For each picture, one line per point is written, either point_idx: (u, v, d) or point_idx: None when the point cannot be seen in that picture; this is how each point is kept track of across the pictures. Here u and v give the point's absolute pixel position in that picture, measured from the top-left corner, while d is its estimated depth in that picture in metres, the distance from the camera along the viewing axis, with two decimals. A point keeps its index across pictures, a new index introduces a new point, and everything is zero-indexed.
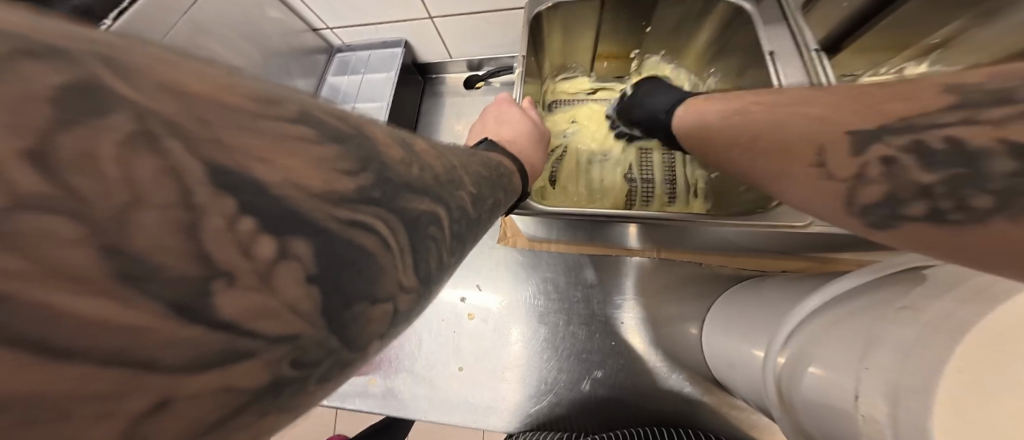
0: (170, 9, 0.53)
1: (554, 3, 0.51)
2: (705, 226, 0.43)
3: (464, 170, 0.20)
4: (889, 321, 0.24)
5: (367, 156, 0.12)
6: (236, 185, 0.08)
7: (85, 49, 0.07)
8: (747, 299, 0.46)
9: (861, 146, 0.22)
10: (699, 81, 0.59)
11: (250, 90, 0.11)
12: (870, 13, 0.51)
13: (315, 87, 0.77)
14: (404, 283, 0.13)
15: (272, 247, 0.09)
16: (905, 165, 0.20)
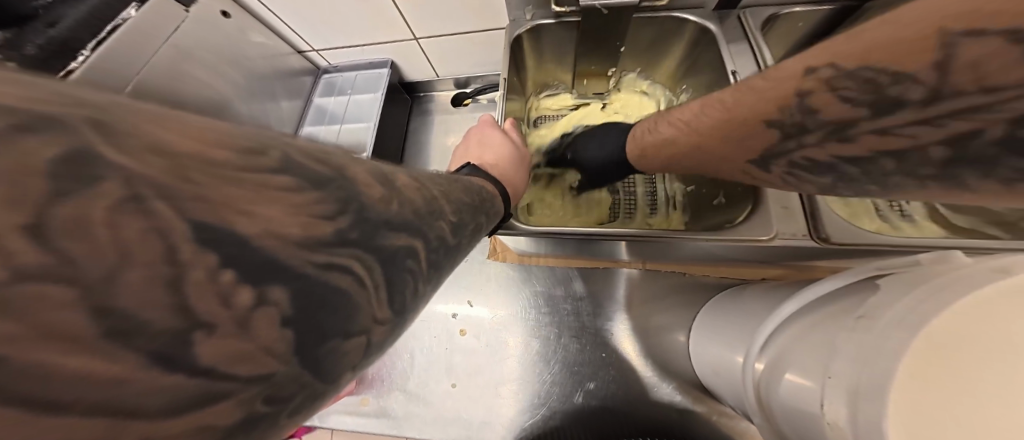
0: (152, 34, 0.53)
1: (532, 25, 0.54)
2: (681, 240, 0.45)
3: (444, 199, 0.21)
4: (849, 328, 0.26)
5: (347, 198, 0.13)
6: (218, 239, 0.09)
7: (78, 114, 0.08)
8: (728, 307, 0.48)
9: (767, 168, 0.34)
10: (675, 96, 0.62)
11: (236, 139, 0.11)
12: (819, 35, 0.55)
13: (302, 108, 0.78)
14: (379, 316, 0.13)
15: (250, 294, 0.09)
16: (801, 174, 0.32)
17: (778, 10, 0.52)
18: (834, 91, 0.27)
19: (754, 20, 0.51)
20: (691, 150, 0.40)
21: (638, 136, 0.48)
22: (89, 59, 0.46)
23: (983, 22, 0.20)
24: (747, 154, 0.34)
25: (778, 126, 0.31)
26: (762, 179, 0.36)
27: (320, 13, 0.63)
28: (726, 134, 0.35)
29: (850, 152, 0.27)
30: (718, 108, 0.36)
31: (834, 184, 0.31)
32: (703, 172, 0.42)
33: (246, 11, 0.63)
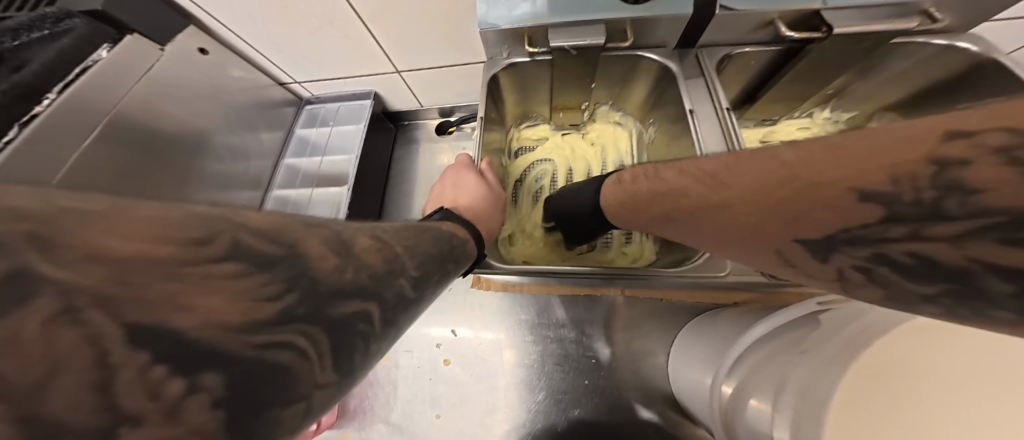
0: (126, 70, 0.52)
1: (508, 63, 0.57)
2: (662, 277, 0.45)
3: (406, 253, 0.22)
4: (795, 364, 0.30)
5: (296, 275, 0.14)
6: (152, 335, 0.09)
7: (17, 231, 0.08)
8: (697, 330, 0.51)
9: (825, 257, 0.22)
10: (643, 128, 0.66)
11: (183, 228, 0.12)
12: (768, 74, 0.56)
13: (284, 139, 0.79)
14: (323, 381, 0.14)
15: (181, 383, 0.10)
16: (884, 273, 0.20)
17: (731, 50, 0.53)
18: (1014, 167, 0.15)
19: (711, 61, 0.53)
20: (715, 208, 0.29)
21: (639, 183, 0.40)
22: (55, 103, 0.44)
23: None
24: (799, 229, 0.23)
25: (882, 203, 0.18)
26: (801, 268, 0.25)
27: (301, 49, 0.65)
28: (774, 193, 0.24)
29: (1007, 262, 0.15)
30: (772, 162, 0.25)
31: (925, 299, 0.19)
32: (723, 242, 0.30)
33: (225, 48, 0.64)
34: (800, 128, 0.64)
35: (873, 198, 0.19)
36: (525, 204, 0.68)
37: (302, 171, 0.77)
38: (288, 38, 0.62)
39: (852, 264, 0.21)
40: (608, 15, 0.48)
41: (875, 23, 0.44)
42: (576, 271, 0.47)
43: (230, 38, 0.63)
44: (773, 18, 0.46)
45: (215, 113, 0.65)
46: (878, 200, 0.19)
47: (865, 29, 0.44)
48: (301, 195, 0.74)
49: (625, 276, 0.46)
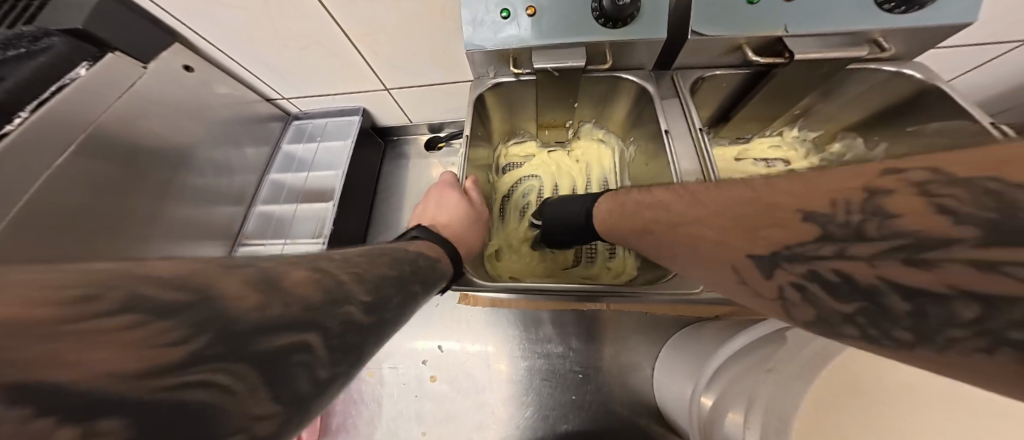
0: (110, 85, 0.51)
1: (494, 83, 0.59)
2: (647, 294, 0.46)
3: (352, 280, 0.23)
4: (763, 380, 0.32)
5: (210, 317, 0.13)
6: (32, 389, 0.08)
7: None
8: (678, 343, 0.53)
9: (769, 271, 0.22)
10: (625, 146, 0.69)
11: (68, 283, 0.11)
12: (739, 95, 0.60)
13: (270, 154, 0.78)
14: (263, 412, 0.13)
15: (74, 432, 0.08)
16: (817, 293, 0.20)
17: (703, 73, 0.56)
18: (929, 199, 0.16)
19: (686, 82, 0.56)
20: (687, 222, 0.30)
21: (629, 199, 0.40)
22: (27, 121, 0.43)
23: (988, 171, 0.15)
24: (752, 245, 0.23)
25: (820, 222, 0.20)
26: (750, 286, 0.24)
27: (290, 66, 0.66)
28: (737, 213, 0.25)
29: (907, 280, 0.16)
30: (745, 189, 0.26)
31: (845, 319, 0.19)
32: (685, 256, 0.30)
33: (211, 65, 0.64)
34: (771, 146, 0.68)
35: (812, 219, 0.20)
36: (509, 219, 0.70)
37: (286, 187, 0.77)
38: (277, 54, 0.62)
39: (790, 280, 0.21)
40: (589, 38, 0.50)
41: (837, 50, 0.47)
42: (557, 289, 0.47)
43: (218, 57, 0.63)
44: (741, 44, 0.49)
45: (199, 130, 0.64)
46: (816, 222, 0.20)
47: (825, 56, 0.47)
48: (285, 210, 0.74)
49: (606, 295, 0.47)
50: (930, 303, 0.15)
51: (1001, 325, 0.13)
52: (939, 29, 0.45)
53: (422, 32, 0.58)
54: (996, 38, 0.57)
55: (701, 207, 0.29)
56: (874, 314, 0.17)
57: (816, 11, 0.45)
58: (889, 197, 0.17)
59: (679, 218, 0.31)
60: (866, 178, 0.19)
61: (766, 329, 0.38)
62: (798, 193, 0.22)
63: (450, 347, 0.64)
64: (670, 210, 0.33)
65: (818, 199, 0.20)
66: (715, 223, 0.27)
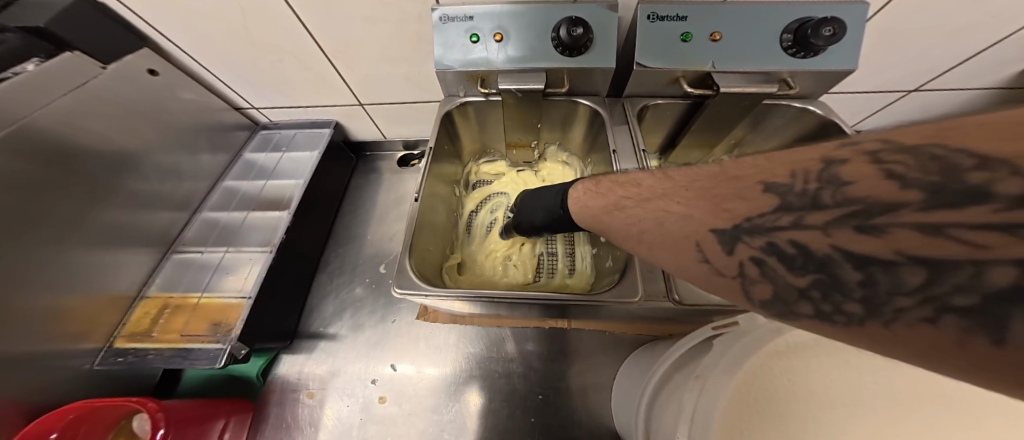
0: (62, 82, 0.52)
1: (462, 101, 0.63)
2: (606, 304, 0.45)
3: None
4: (691, 388, 0.35)
5: None
6: None
7: None
8: (638, 362, 0.54)
9: (730, 247, 0.20)
10: (584, 167, 0.72)
11: None
12: (683, 122, 0.66)
13: (228, 162, 0.78)
14: None
15: None
16: (774, 267, 0.18)
17: (648, 101, 0.62)
18: (878, 167, 0.15)
19: (632, 108, 0.62)
20: (654, 198, 0.27)
21: (607, 180, 0.38)
22: None
23: (919, 138, 0.14)
24: (720, 219, 0.21)
25: (781, 192, 0.18)
26: (714, 266, 0.21)
27: (263, 78, 0.68)
28: (700, 187, 0.24)
29: (856, 247, 0.14)
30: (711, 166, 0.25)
31: (800, 294, 0.17)
32: (644, 235, 0.27)
33: (179, 70, 0.65)
34: None
35: (773, 189, 0.19)
36: (472, 232, 0.70)
37: (240, 194, 0.75)
38: (251, 66, 0.65)
39: (750, 255, 0.19)
40: (549, 64, 0.55)
41: (757, 85, 0.54)
42: (509, 295, 0.46)
43: (188, 63, 0.65)
44: (678, 76, 0.56)
45: (156, 135, 0.64)
46: (776, 192, 0.18)
47: (747, 89, 0.54)
48: (233, 218, 0.72)
49: (561, 300, 0.46)
50: (880, 269, 0.14)
51: (948, 291, 0.11)
52: (828, 71, 0.53)
53: (398, 53, 0.62)
54: (885, 86, 0.68)
55: (670, 184, 0.27)
56: (827, 286, 0.16)
57: (738, 51, 0.53)
58: (845, 167, 0.16)
59: (650, 194, 0.28)
60: (825, 150, 0.18)
61: (696, 337, 0.41)
62: (773, 161, 0.20)
63: (403, 367, 0.64)
64: (640, 183, 0.32)
65: (777, 169, 0.19)
66: (679, 194, 0.25)
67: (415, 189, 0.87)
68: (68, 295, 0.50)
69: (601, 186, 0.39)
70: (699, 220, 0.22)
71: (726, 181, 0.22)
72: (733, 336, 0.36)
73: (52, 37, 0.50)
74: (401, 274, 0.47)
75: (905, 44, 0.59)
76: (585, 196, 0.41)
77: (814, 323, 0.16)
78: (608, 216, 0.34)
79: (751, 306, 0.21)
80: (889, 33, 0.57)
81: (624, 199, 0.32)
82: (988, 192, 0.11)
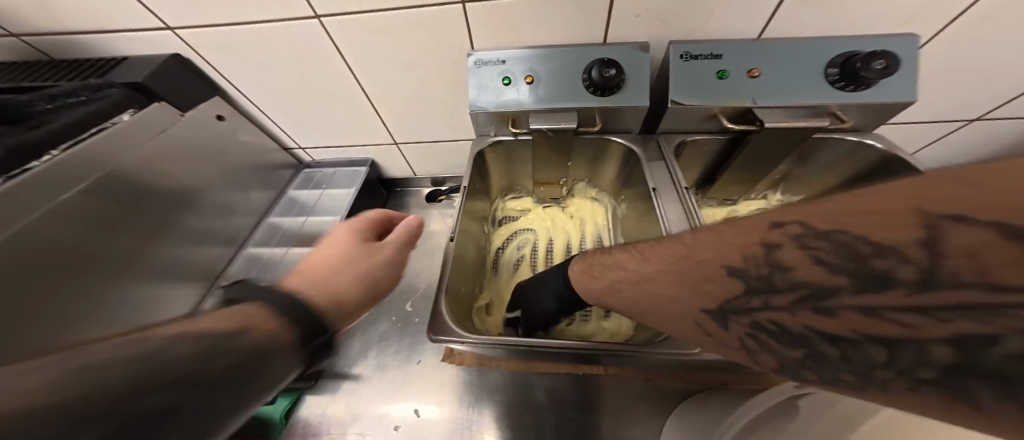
0: (145, 128, 0.57)
1: (495, 140, 0.64)
2: (650, 354, 0.41)
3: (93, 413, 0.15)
4: None
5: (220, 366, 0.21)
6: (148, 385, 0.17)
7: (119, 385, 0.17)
8: (689, 417, 0.48)
9: (724, 324, 0.23)
10: (617, 204, 0.71)
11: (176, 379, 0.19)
12: (723, 157, 0.64)
13: (274, 198, 0.82)
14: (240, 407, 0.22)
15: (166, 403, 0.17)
16: (767, 341, 0.21)
17: (685, 137, 0.61)
18: (807, 251, 0.18)
19: (670, 145, 0.60)
20: (641, 282, 0.29)
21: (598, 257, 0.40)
22: (54, 160, 0.47)
23: (835, 223, 0.17)
24: (705, 300, 0.24)
25: (743, 277, 0.21)
26: (716, 339, 0.24)
27: (312, 120, 0.73)
28: (675, 273, 0.26)
29: (823, 326, 0.17)
30: (674, 244, 0.27)
31: (800, 363, 0.20)
32: (649, 313, 0.30)
33: (242, 116, 0.72)
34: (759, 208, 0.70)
35: (737, 274, 0.21)
36: (499, 270, 0.69)
37: (282, 230, 0.79)
38: (304, 109, 0.71)
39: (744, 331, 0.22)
40: (581, 104, 0.55)
41: (801, 120, 0.52)
42: (542, 342, 0.44)
43: (249, 108, 0.71)
44: (716, 112, 0.55)
45: (213, 173, 0.69)
46: (740, 275, 0.21)
47: (793, 124, 0.52)
48: (274, 254, 0.74)
49: (600, 350, 0.43)
50: (850, 346, 0.16)
51: (912, 365, 0.14)
52: (887, 105, 0.50)
53: (434, 95, 0.66)
54: (949, 116, 0.64)
55: (648, 268, 0.29)
56: (817, 358, 0.18)
57: (779, 87, 0.51)
58: (783, 252, 0.19)
59: (639, 275, 0.30)
60: (764, 229, 0.20)
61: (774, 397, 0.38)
62: (724, 235, 0.23)
63: (428, 413, 0.61)
64: (626, 264, 0.33)
65: (731, 252, 0.21)
66: (661, 279, 0.27)
67: (441, 226, 0.88)
68: (115, 326, 0.53)
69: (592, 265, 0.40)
70: (687, 305, 0.25)
71: (696, 268, 0.24)
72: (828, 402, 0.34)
73: (146, 90, 0.56)
74: (433, 319, 0.45)
75: (955, 75, 0.56)
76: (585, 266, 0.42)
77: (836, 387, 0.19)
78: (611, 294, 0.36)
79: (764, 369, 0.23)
80: (942, 63, 0.54)
81: (619, 280, 0.34)
82: (894, 277, 0.14)
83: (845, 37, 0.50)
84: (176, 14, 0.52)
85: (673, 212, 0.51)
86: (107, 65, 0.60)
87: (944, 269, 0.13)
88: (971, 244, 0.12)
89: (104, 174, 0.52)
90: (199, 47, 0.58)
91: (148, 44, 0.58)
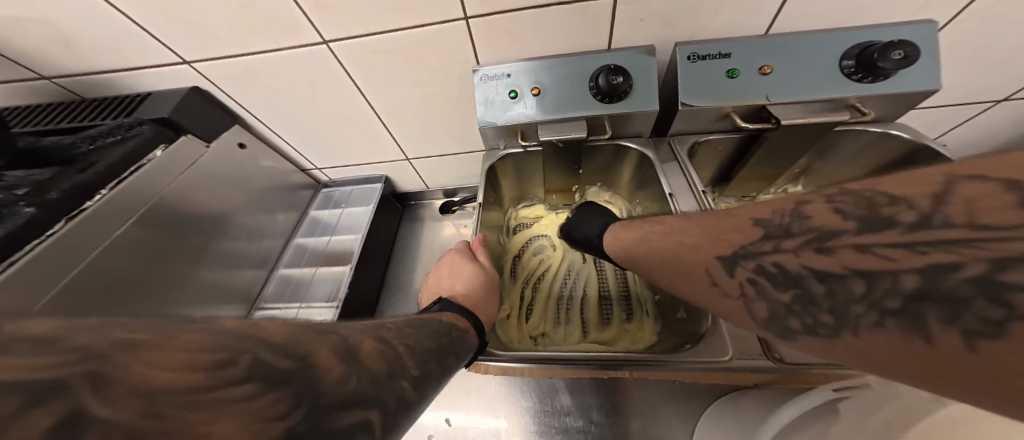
0: (180, 162, 0.60)
1: (504, 154, 0.65)
2: (677, 363, 0.43)
3: (406, 352, 0.27)
4: None
5: (376, 374, 0.22)
6: (334, 367, 0.19)
7: (327, 354, 0.20)
8: (723, 418, 0.49)
9: (732, 270, 0.30)
10: (631, 207, 0.71)
11: (363, 366, 0.22)
12: (738, 155, 0.65)
13: (297, 219, 0.86)
14: (409, 390, 0.24)
15: (353, 384, 0.20)
16: (765, 286, 0.28)
17: (698, 138, 0.62)
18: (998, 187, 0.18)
19: (683, 147, 0.61)
20: (678, 236, 0.38)
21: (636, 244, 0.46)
22: (104, 199, 0.49)
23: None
24: (722, 247, 0.32)
25: (764, 225, 0.29)
26: (721, 288, 0.32)
27: (326, 141, 0.75)
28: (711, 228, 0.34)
29: (863, 266, 0.22)
30: (723, 214, 0.35)
31: (789, 311, 0.26)
32: (676, 268, 0.38)
33: (260, 142, 0.75)
34: (780, 202, 0.70)
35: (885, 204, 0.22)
36: (518, 278, 0.71)
37: (309, 250, 0.82)
38: (316, 131, 0.73)
39: (748, 276, 0.29)
40: (591, 112, 0.56)
41: (820, 115, 0.52)
42: (570, 357, 0.46)
43: (265, 133, 0.74)
44: (728, 112, 0.55)
45: (241, 198, 0.72)
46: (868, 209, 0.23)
47: (811, 121, 0.51)
48: (305, 274, 0.78)
49: (627, 365, 0.44)
50: None
51: None
52: (906, 94, 0.50)
53: (442, 110, 0.67)
54: (971, 99, 0.62)
55: (689, 228, 0.37)
56: None
57: (793, 83, 0.51)
58: (969, 187, 0.19)
59: (677, 233, 0.39)
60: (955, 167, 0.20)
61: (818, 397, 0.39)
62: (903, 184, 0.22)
63: (460, 423, 0.63)
64: (667, 228, 0.41)
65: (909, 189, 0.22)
66: (695, 236, 0.36)
67: (456, 236, 0.89)
68: None
69: (635, 226, 0.49)
70: (705, 257, 0.34)
71: (732, 228, 0.32)
72: (873, 401, 0.36)
73: (174, 125, 0.59)
74: None
75: (973, 57, 0.55)
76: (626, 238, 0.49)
77: (853, 361, 0.23)
78: (644, 259, 0.44)
79: (759, 324, 0.29)
80: (963, 46, 0.53)
81: (655, 245, 0.41)
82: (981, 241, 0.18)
83: (855, 29, 0.50)
84: (192, 47, 0.55)
85: (692, 215, 0.51)
86: (132, 100, 0.62)
87: (938, 215, 0.20)
88: (967, 196, 0.19)
89: (149, 207, 0.55)
90: (213, 78, 0.60)
91: (170, 78, 0.60)
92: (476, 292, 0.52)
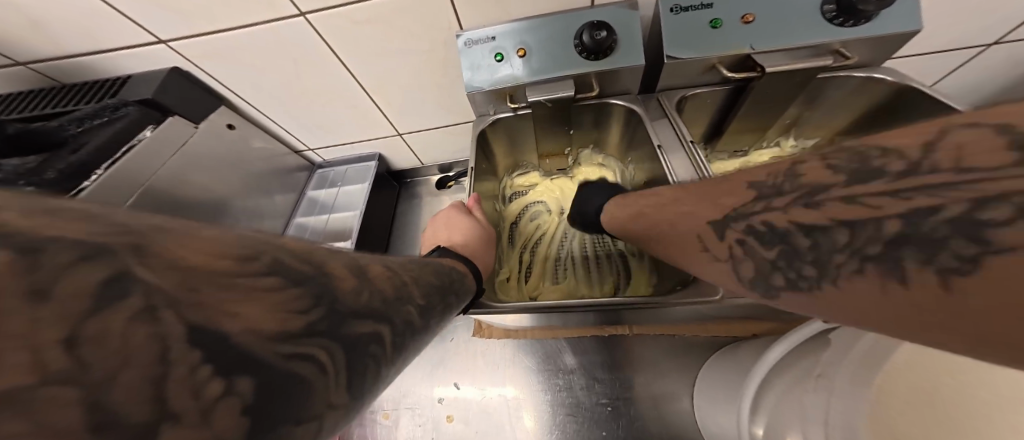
0: (170, 144, 0.60)
1: (494, 119, 0.65)
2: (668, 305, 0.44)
3: (411, 283, 0.29)
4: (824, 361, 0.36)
5: (384, 295, 0.23)
6: (346, 279, 0.20)
7: (342, 269, 0.21)
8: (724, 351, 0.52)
9: (722, 234, 0.29)
10: (625, 166, 0.73)
11: (372, 285, 0.22)
12: (728, 108, 0.65)
13: (295, 200, 0.87)
14: (415, 314, 0.26)
15: (365, 298, 0.21)
16: (752, 245, 0.26)
17: (686, 92, 0.62)
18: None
19: (670, 102, 0.61)
20: (671, 204, 0.38)
21: (633, 197, 0.49)
22: (100, 179, 0.51)
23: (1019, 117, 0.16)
24: (714, 212, 0.30)
25: (759, 187, 0.27)
26: (711, 252, 0.31)
27: (318, 121, 0.76)
28: (704, 193, 0.33)
29: (843, 214, 0.21)
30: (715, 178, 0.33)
31: (773, 267, 0.25)
32: (670, 235, 0.37)
33: (250, 123, 0.75)
34: (772, 156, 0.72)
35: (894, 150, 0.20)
36: (515, 242, 0.73)
37: (309, 228, 0.83)
38: (305, 110, 0.73)
39: (737, 237, 0.28)
40: (575, 69, 0.56)
41: (802, 60, 0.52)
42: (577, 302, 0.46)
43: (254, 114, 0.74)
44: (713, 63, 0.55)
45: (237, 178, 0.73)
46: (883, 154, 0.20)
47: (793, 67, 0.52)
48: None
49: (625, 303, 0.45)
50: None
51: None
52: (890, 36, 0.50)
53: (430, 79, 0.67)
54: (960, 42, 0.63)
55: (683, 198, 0.36)
56: None
57: (778, 28, 0.51)
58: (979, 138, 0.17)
59: (671, 202, 0.38)
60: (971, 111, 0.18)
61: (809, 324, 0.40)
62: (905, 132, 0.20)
63: (465, 386, 0.67)
64: (662, 199, 0.40)
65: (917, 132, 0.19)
66: (688, 201, 0.35)
67: None
68: None
69: (627, 201, 0.50)
70: (695, 224, 0.33)
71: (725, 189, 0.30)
72: None
73: (158, 106, 0.59)
74: None
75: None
76: (627, 212, 0.48)
77: None
78: (645, 231, 0.43)
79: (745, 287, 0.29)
80: None
81: (654, 217, 0.41)
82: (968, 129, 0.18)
83: None
84: (164, 24, 0.54)
85: (679, 166, 0.53)
86: (114, 83, 0.62)
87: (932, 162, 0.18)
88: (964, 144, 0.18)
89: (139, 191, 0.56)
90: (192, 58, 0.59)
91: (149, 58, 0.59)
92: (472, 246, 0.53)
